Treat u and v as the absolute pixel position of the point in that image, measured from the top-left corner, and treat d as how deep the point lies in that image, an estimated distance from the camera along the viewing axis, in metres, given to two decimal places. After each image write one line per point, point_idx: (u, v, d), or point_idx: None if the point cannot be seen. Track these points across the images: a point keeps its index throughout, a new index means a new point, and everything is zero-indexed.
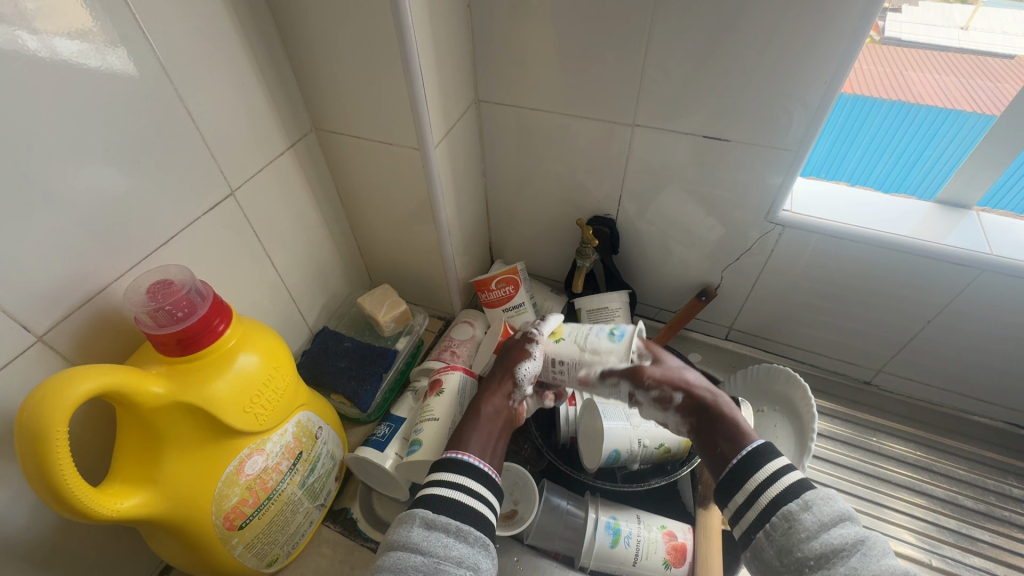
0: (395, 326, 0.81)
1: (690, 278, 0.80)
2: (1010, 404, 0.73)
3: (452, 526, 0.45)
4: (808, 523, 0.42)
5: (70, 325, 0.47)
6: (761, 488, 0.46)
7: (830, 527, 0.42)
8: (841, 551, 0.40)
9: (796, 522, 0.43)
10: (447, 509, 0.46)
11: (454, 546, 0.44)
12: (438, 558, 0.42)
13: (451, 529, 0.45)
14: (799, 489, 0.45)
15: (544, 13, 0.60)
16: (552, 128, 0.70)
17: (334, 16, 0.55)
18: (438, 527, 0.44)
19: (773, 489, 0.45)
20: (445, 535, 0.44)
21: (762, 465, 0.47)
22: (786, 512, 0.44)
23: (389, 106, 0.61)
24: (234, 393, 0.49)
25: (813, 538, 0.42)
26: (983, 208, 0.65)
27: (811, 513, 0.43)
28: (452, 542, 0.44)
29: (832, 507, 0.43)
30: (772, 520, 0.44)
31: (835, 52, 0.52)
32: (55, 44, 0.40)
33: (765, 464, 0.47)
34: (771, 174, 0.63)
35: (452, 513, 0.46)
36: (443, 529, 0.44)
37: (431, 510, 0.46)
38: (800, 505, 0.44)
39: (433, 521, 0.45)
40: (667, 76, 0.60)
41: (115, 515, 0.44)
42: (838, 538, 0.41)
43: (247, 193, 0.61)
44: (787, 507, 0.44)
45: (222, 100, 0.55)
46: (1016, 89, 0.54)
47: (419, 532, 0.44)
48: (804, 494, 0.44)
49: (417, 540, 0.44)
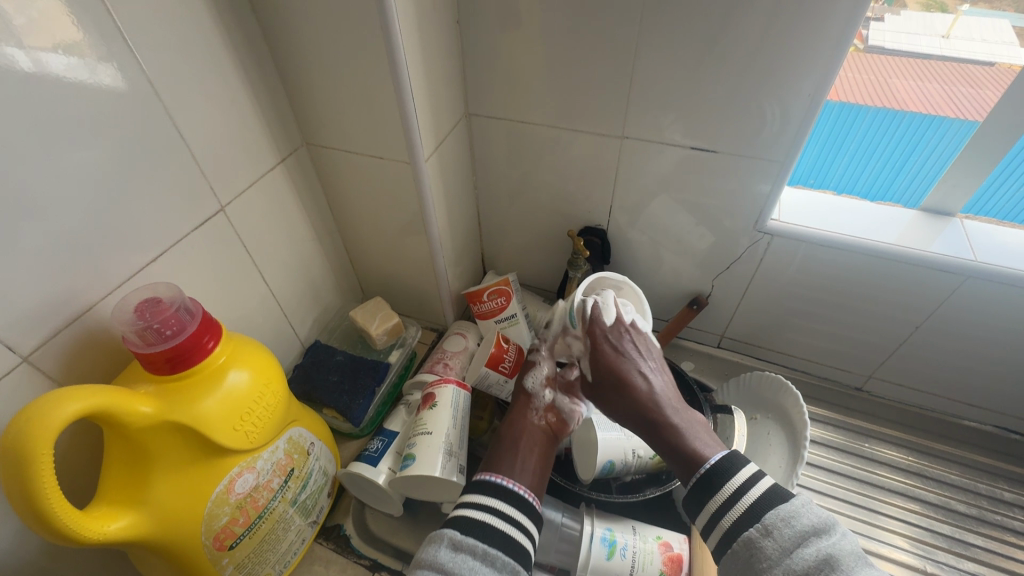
0: (387, 339, 0.80)
1: (682, 288, 0.81)
2: (998, 408, 0.74)
3: (478, 549, 0.48)
4: (769, 551, 0.43)
5: (56, 344, 0.46)
6: (722, 511, 0.47)
7: (793, 551, 0.42)
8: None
9: (758, 550, 0.44)
10: (478, 533, 0.49)
11: (479, 569, 0.46)
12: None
13: (478, 552, 0.47)
14: (760, 510, 0.45)
15: (533, 28, 0.60)
16: (542, 139, 0.71)
17: (323, 32, 0.55)
18: (464, 548, 0.47)
19: (734, 514, 0.46)
20: (470, 557, 0.47)
21: (726, 482, 0.48)
22: (746, 540, 0.44)
23: (380, 121, 0.61)
24: (224, 411, 0.48)
25: (776, 566, 0.42)
26: (967, 215, 0.66)
27: (772, 539, 0.43)
28: (477, 565, 0.46)
29: (793, 530, 0.43)
30: (734, 547, 0.45)
31: (817, 66, 0.53)
32: (43, 60, 0.40)
33: (726, 482, 0.48)
34: (759, 183, 0.64)
35: (480, 536, 0.49)
36: (468, 551, 0.47)
37: (458, 532, 0.49)
38: (760, 531, 0.44)
39: (459, 542, 0.48)
40: (654, 89, 0.61)
41: (102, 539, 0.43)
42: (800, 562, 0.41)
43: (238, 208, 0.61)
44: (749, 533, 0.45)
45: (212, 116, 0.55)
46: (998, 96, 0.55)
47: (446, 552, 0.47)
48: (762, 517, 0.45)
49: (443, 560, 0.46)
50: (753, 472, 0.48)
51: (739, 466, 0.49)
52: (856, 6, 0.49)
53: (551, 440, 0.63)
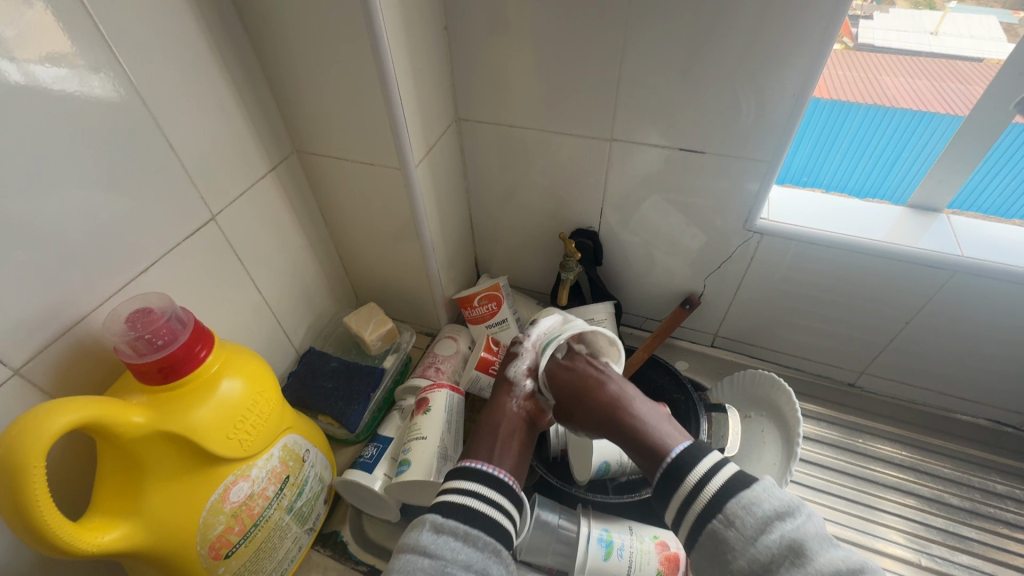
0: (381, 344, 0.80)
1: (675, 287, 0.81)
2: (989, 401, 0.75)
3: (460, 530, 0.49)
4: (733, 541, 0.45)
5: (48, 357, 0.46)
6: (692, 500, 0.48)
7: (756, 538, 0.44)
8: (770, 564, 0.43)
9: (723, 539, 0.46)
10: (459, 515, 0.50)
11: (461, 550, 0.47)
12: (444, 561, 0.46)
13: (459, 534, 0.48)
14: (721, 501, 0.47)
15: (520, 33, 0.61)
16: (532, 143, 0.71)
17: (311, 40, 0.55)
18: (446, 531, 0.48)
19: (700, 505, 0.47)
20: (452, 539, 0.48)
21: (687, 476, 0.49)
22: (711, 531, 0.46)
23: (370, 127, 0.61)
24: (217, 420, 0.48)
25: (742, 555, 0.44)
26: (953, 211, 0.67)
27: (735, 529, 0.45)
28: (459, 546, 0.47)
29: (755, 517, 0.45)
30: (702, 537, 0.47)
31: (800, 67, 0.54)
32: (34, 72, 0.40)
33: (692, 469, 0.49)
34: (747, 182, 0.64)
35: (461, 518, 0.49)
36: (451, 533, 0.48)
37: (439, 516, 0.50)
38: (723, 521, 0.46)
39: (441, 525, 0.49)
40: (641, 92, 0.61)
41: (96, 550, 0.43)
42: (764, 551, 0.43)
43: (229, 217, 0.61)
44: (714, 523, 0.46)
45: (202, 125, 0.55)
46: (982, 90, 0.56)
47: (428, 536, 0.48)
48: (726, 507, 0.46)
49: (426, 543, 0.47)
50: (711, 462, 0.49)
51: (701, 455, 0.50)
52: (837, 7, 0.49)
53: (528, 427, 0.63)
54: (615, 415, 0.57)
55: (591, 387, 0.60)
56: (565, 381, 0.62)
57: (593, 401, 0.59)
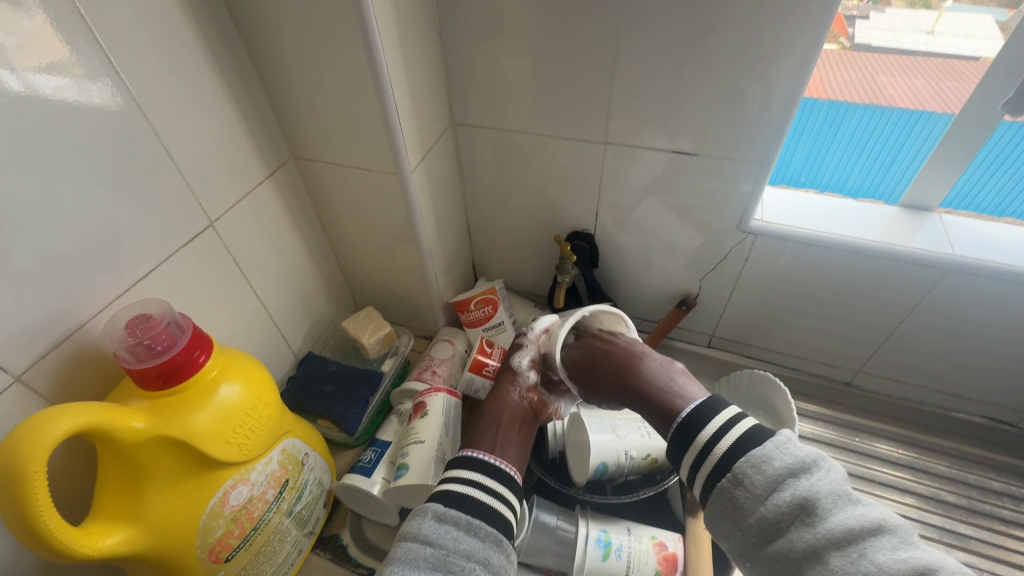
0: (380, 348, 0.81)
1: (671, 288, 0.82)
2: (984, 399, 0.75)
3: (461, 520, 0.48)
4: (743, 500, 0.43)
5: (48, 364, 0.47)
6: (704, 457, 0.47)
7: (768, 496, 0.42)
8: (780, 524, 0.41)
9: (733, 496, 0.44)
10: (459, 505, 0.50)
11: (462, 540, 0.47)
12: (446, 550, 0.46)
13: (461, 523, 0.48)
14: (732, 457, 0.45)
15: (514, 39, 0.62)
16: (527, 147, 0.72)
17: (308, 49, 0.56)
18: (448, 520, 0.48)
19: (714, 458, 0.46)
20: (454, 528, 0.48)
21: (703, 429, 0.49)
22: (721, 489, 0.45)
23: (366, 133, 0.62)
24: (216, 425, 0.49)
25: (751, 513, 0.42)
26: (945, 210, 0.67)
27: (744, 487, 0.43)
28: (461, 535, 0.47)
29: (765, 475, 0.43)
30: (711, 497, 0.46)
31: (789, 70, 0.55)
32: (34, 81, 0.41)
33: (707, 423, 0.49)
34: (740, 184, 0.65)
35: (462, 508, 0.50)
36: (453, 522, 0.48)
37: (441, 505, 0.50)
38: (733, 479, 0.44)
39: (443, 514, 0.49)
40: (634, 95, 0.62)
41: (96, 555, 0.43)
42: (773, 509, 0.41)
43: (227, 223, 0.62)
44: (724, 479, 0.45)
45: (199, 133, 0.56)
46: (972, 89, 0.56)
47: (430, 524, 0.48)
48: (736, 464, 0.44)
49: (427, 532, 0.47)
50: (727, 416, 0.48)
51: (714, 413, 0.49)
52: (825, 10, 0.50)
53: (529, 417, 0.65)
54: (630, 374, 0.60)
55: (604, 357, 0.64)
56: (583, 357, 0.66)
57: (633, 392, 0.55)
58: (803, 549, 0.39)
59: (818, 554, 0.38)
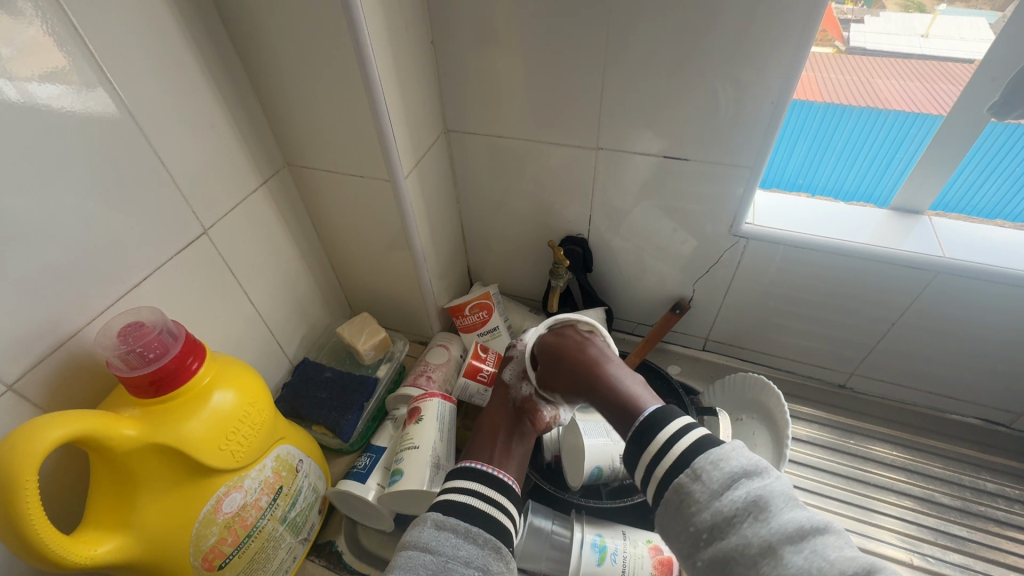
0: (375, 354, 0.81)
1: (665, 292, 0.82)
2: (978, 400, 0.75)
3: (461, 527, 0.49)
4: (697, 495, 0.43)
5: (40, 372, 0.47)
6: (659, 457, 0.47)
7: (723, 492, 0.42)
8: (733, 520, 0.40)
9: (687, 494, 0.44)
10: (457, 513, 0.51)
11: (462, 546, 0.48)
12: (446, 557, 0.46)
13: (460, 531, 0.49)
14: (689, 457, 0.45)
15: (505, 47, 0.62)
16: (520, 153, 0.72)
17: (301, 57, 0.57)
18: (447, 527, 0.49)
19: (668, 461, 0.46)
20: (453, 535, 0.48)
21: (658, 433, 0.48)
22: (677, 485, 0.45)
23: (359, 141, 0.63)
24: (209, 432, 0.49)
25: (704, 510, 0.42)
26: (935, 213, 0.68)
27: (699, 484, 0.44)
28: (460, 542, 0.48)
29: (722, 472, 0.43)
30: (667, 495, 0.45)
31: (778, 75, 0.55)
32: (31, 90, 0.42)
33: (663, 427, 0.49)
34: (731, 188, 0.66)
35: (461, 516, 0.50)
36: (452, 529, 0.49)
37: (441, 514, 0.50)
38: (690, 476, 0.44)
39: (442, 522, 0.49)
40: (625, 101, 0.63)
41: (87, 562, 0.43)
42: (728, 505, 0.41)
43: (221, 231, 0.62)
44: (680, 478, 0.45)
45: (193, 141, 0.56)
46: (957, 92, 0.57)
47: (430, 532, 0.48)
48: (693, 462, 0.45)
49: (427, 539, 0.48)
50: (682, 423, 0.49)
51: (670, 419, 0.49)
52: (811, 16, 0.50)
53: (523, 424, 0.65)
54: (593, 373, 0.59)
55: (574, 350, 0.62)
56: (551, 345, 0.64)
57: (578, 365, 0.60)
58: (757, 545, 0.38)
59: (772, 550, 0.38)
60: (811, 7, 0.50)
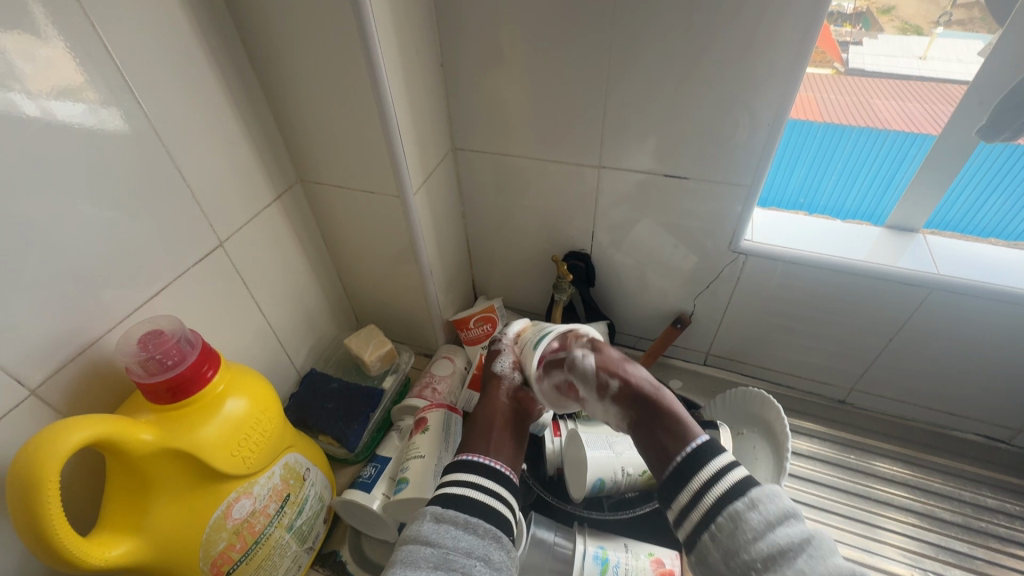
0: (381, 365, 0.82)
1: (667, 307, 0.84)
2: (977, 416, 0.76)
3: (460, 519, 0.50)
4: (753, 523, 0.45)
5: (61, 377, 0.49)
6: (706, 489, 0.49)
7: (776, 526, 0.44)
8: (788, 551, 0.43)
9: (741, 522, 0.46)
10: (455, 506, 0.51)
11: (461, 538, 0.48)
12: (446, 549, 0.47)
13: (460, 522, 0.50)
14: (743, 487, 0.48)
15: (512, 69, 0.65)
16: (525, 171, 0.75)
17: (317, 78, 0.59)
18: (447, 520, 0.50)
19: (717, 491, 0.48)
20: (453, 527, 0.49)
21: (705, 466, 0.50)
22: (732, 512, 0.46)
23: (371, 159, 0.65)
24: (222, 438, 0.50)
25: (759, 539, 0.44)
26: (930, 230, 0.70)
27: (756, 512, 0.46)
28: (460, 534, 0.49)
29: (776, 505, 0.46)
30: (718, 521, 0.47)
31: (772, 99, 0.58)
32: (52, 108, 0.44)
33: (708, 462, 0.50)
34: (730, 205, 0.68)
35: (460, 509, 0.51)
36: (451, 522, 0.49)
37: (440, 506, 0.51)
38: (746, 504, 0.46)
39: (441, 515, 0.50)
40: (626, 122, 0.65)
41: (103, 565, 0.44)
42: (783, 537, 0.44)
43: (236, 243, 0.64)
44: (733, 505, 0.47)
45: (209, 156, 0.58)
46: (950, 111, 0.59)
47: (430, 525, 0.49)
48: (748, 492, 0.47)
49: (426, 532, 0.49)
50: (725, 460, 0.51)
51: (715, 453, 0.51)
52: (803, 43, 0.53)
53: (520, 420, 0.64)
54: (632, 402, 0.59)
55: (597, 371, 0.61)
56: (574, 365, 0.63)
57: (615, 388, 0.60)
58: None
59: None
60: (803, 37, 0.53)
